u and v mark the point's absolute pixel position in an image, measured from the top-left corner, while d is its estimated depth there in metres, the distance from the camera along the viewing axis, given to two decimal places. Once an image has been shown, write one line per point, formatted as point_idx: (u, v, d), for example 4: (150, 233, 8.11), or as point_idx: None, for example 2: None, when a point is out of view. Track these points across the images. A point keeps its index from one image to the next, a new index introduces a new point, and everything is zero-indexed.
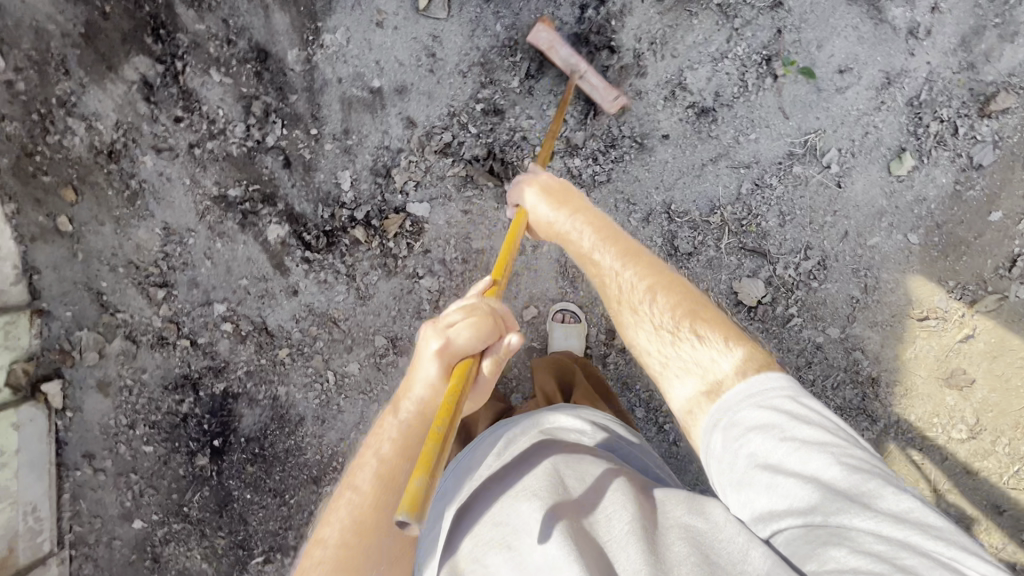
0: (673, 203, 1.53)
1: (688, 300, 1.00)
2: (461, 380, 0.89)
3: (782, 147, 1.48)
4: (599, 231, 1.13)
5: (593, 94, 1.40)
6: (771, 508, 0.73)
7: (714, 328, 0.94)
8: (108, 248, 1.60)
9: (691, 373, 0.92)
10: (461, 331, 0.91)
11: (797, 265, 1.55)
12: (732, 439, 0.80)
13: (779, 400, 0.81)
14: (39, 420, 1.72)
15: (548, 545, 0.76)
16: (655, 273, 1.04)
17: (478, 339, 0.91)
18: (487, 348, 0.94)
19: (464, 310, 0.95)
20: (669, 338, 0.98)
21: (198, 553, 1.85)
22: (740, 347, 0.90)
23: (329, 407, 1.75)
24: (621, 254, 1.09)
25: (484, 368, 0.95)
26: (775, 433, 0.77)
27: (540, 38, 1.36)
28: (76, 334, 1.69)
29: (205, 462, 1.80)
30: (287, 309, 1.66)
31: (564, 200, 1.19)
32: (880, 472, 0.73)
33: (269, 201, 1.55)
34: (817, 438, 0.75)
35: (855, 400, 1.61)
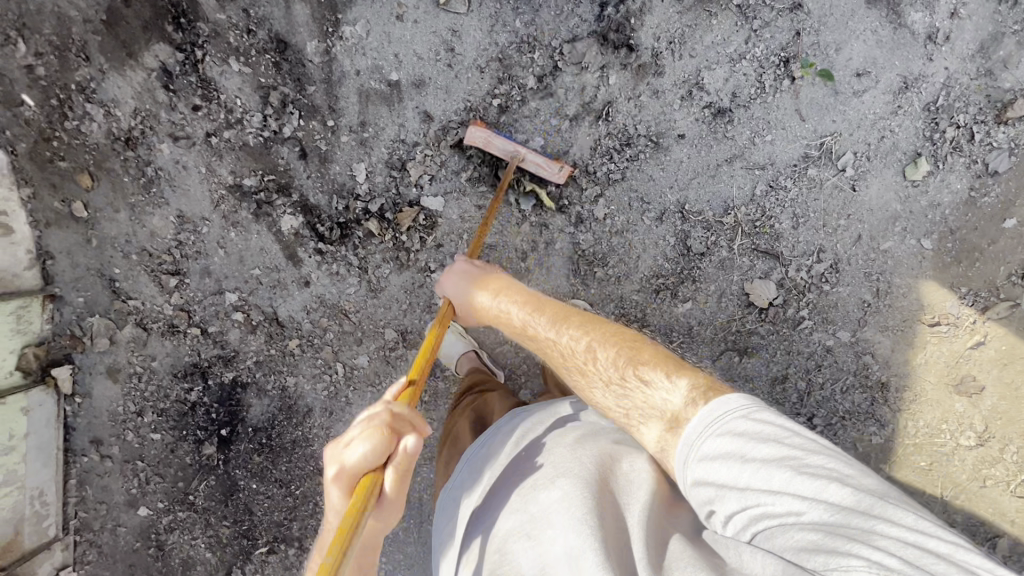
0: (686, 202, 1.54)
1: (627, 345, 1.01)
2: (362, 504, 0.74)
3: (797, 149, 1.48)
4: (526, 305, 1.19)
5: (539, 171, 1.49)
6: (747, 525, 0.69)
7: (655, 367, 0.93)
8: (122, 235, 1.61)
9: (650, 417, 0.88)
10: (354, 450, 0.75)
11: (810, 267, 1.55)
12: (698, 472, 0.75)
13: (732, 424, 0.75)
14: (48, 405, 1.73)
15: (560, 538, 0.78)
16: (589, 329, 1.07)
17: (375, 454, 0.75)
18: (387, 460, 0.77)
19: (361, 421, 0.79)
20: (619, 389, 0.95)
21: (203, 541, 1.86)
22: (684, 378, 0.89)
23: (338, 399, 1.75)
24: (552, 320, 1.13)
25: (390, 485, 0.78)
26: (735, 459, 0.71)
27: (476, 139, 1.46)
28: (87, 320, 1.70)
29: (211, 451, 1.81)
30: (299, 300, 1.67)
31: (490, 284, 1.27)
32: (841, 467, 0.68)
33: (284, 191, 1.56)
34: (777, 451, 0.70)
35: (863, 403, 1.61)
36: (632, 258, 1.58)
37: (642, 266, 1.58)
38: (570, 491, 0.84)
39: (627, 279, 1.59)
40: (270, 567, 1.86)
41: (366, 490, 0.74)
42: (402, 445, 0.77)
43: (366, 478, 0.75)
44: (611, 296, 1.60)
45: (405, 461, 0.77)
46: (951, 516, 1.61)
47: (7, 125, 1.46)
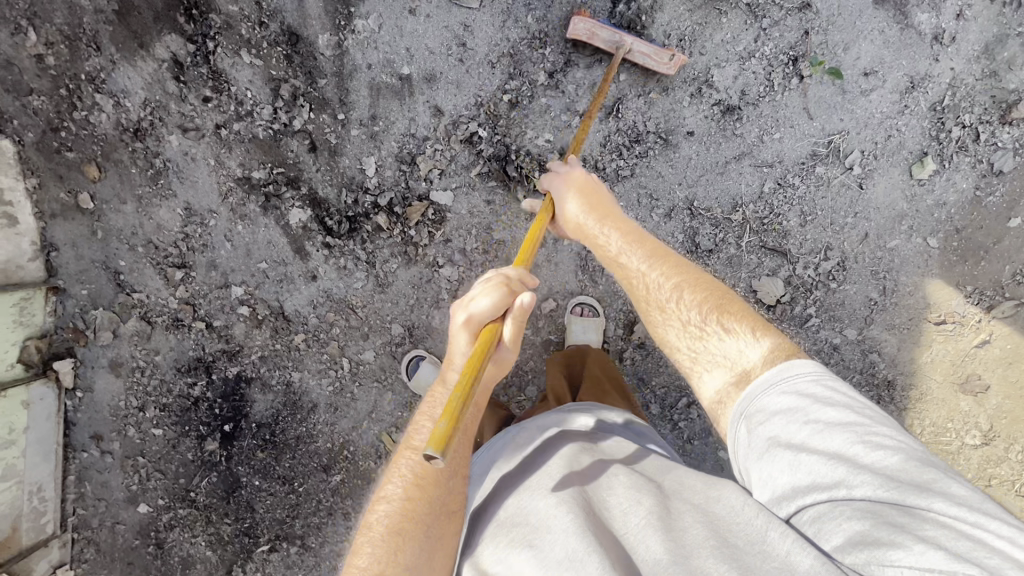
0: (695, 199, 1.54)
1: (716, 294, 0.98)
2: (487, 344, 0.85)
3: (805, 147, 1.49)
4: (625, 234, 1.16)
5: (649, 61, 1.37)
6: (792, 485, 0.69)
7: (742, 321, 0.91)
8: (128, 227, 1.60)
9: (720, 365, 0.89)
10: (481, 299, 0.87)
11: (817, 266, 1.56)
12: (754, 428, 0.77)
13: (804, 385, 0.76)
14: (49, 399, 1.70)
15: (564, 540, 0.75)
16: (682, 270, 1.04)
17: (495, 305, 0.87)
18: (504, 313, 0.88)
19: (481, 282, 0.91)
20: (695, 333, 0.95)
21: (203, 539, 1.84)
22: (769, 338, 0.87)
23: (343, 395, 1.74)
24: (646, 252, 1.11)
25: (507, 335, 0.89)
26: (798, 417, 0.73)
27: (580, 30, 1.35)
28: (91, 314, 1.69)
29: (214, 447, 1.79)
30: (306, 294, 1.66)
31: (596, 202, 1.24)
32: (908, 446, 0.67)
33: (293, 184, 1.55)
34: (843, 418, 0.70)
35: (870, 402, 1.62)
36: None
37: None
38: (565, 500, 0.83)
39: None
40: (271, 566, 1.84)
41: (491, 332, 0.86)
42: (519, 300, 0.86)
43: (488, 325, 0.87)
44: (619, 292, 1.63)
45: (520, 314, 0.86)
46: None
47: (15, 114, 1.45)
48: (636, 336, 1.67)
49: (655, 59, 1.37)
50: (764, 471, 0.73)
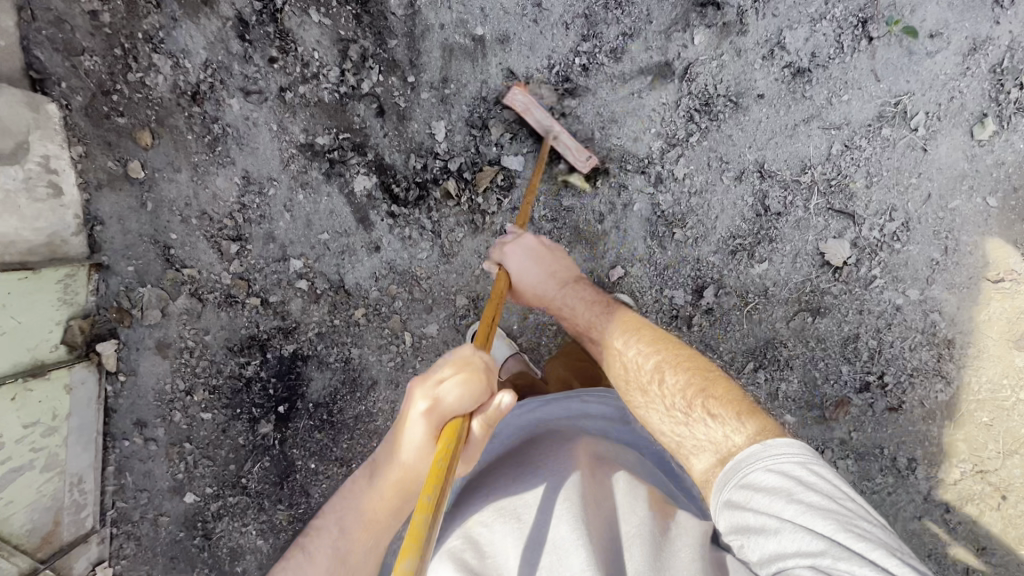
0: (765, 161, 1.56)
1: (697, 373, 1.03)
2: (452, 443, 0.80)
3: (872, 109, 1.52)
4: (592, 305, 1.23)
5: (567, 156, 1.53)
6: (772, 555, 0.73)
7: (725, 405, 0.95)
8: (181, 197, 1.54)
9: (705, 449, 0.92)
10: (449, 389, 0.80)
11: (882, 227, 1.58)
12: (738, 498, 0.80)
13: (790, 466, 0.79)
14: (89, 384, 1.59)
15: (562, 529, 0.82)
16: (660, 348, 1.09)
17: (468, 399, 0.81)
18: (477, 408, 0.84)
19: (453, 363, 0.83)
20: (681, 417, 0.98)
21: (254, 528, 1.78)
22: (753, 422, 0.90)
23: (404, 371, 1.69)
24: (626, 330, 1.15)
25: (475, 428, 0.86)
26: (783, 496, 0.76)
27: (517, 101, 1.49)
28: (137, 291, 1.59)
29: (268, 430, 1.72)
30: (367, 267, 1.61)
31: (551, 263, 1.29)
32: (889, 542, 0.70)
33: (359, 150, 1.52)
34: (826, 505, 0.73)
35: (930, 361, 1.65)
36: (710, 218, 1.59)
37: (719, 227, 1.60)
38: (572, 491, 0.87)
39: (704, 241, 1.61)
40: None
41: (455, 433, 0.81)
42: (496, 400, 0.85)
43: (457, 420, 0.82)
44: (687, 256, 1.62)
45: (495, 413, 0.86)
46: (1011, 469, 1.65)
47: (64, 76, 1.38)
48: (705, 302, 1.64)
49: (572, 154, 1.54)
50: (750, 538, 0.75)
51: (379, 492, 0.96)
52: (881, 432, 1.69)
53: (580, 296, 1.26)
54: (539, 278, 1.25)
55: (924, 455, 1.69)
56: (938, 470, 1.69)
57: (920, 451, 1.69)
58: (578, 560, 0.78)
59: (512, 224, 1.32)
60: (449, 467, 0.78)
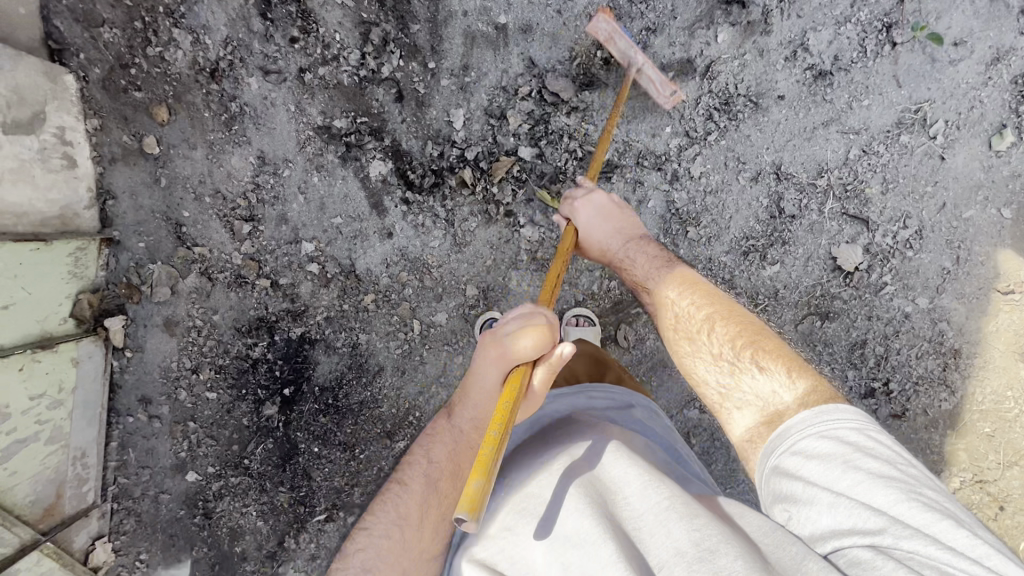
0: (782, 163, 1.55)
1: (748, 331, 1.06)
2: (516, 387, 0.91)
3: (891, 116, 1.52)
4: (651, 260, 1.28)
5: (651, 89, 1.46)
6: (829, 528, 0.72)
7: (776, 361, 0.99)
8: (196, 174, 1.53)
9: (750, 404, 0.97)
10: (518, 338, 0.92)
11: (895, 234, 1.58)
12: (791, 465, 0.82)
13: (845, 431, 0.80)
14: (96, 358, 1.60)
15: (581, 520, 0.79)
16: (713, 304, 1.14)
17: (534, 347, 0.90)
18: (540, 356, 0.93)
19: (520, 318, 0.95)
20: (728, 369, 1.04)
21: (254, 509, 1.77)
22: (802, 380, 0.94)
23: (411, 358, 1.69)
24: (682, 285, 1.20)
25: (536, 379, 0.94)
26: (838, 461, 0.76)
27: (601, 29, 1.38)
28: (147, 268, 1.59)
29: (272, 412, 1.72)
30: (379, 252, 1.61)
31: (614, 219, 1.34)
32: (954, 512, 0.70)
33: (376, 135, 1.52)
34: (885, 473, 0.74)
35: (936, 370, 1.66)
36: (725, 218, 1.59)
37: (733, 227, 1.59)
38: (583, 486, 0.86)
39: (717, 240, 1.60)
40: (327, 537, 1.80)
41: (521, 379, 0.91)
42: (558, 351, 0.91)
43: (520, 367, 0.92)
44: (700, 255, 1.61)
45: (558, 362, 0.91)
46: (1011, 480, 1.66)
47: (82, 47, 1.40)
48: None
49: (657, 87, 1.46)
50: (804, 507, 0.76)
51: (461, 431, 1.07)
52: None
53: (642, 252, 1.30)
54: (608, 234, 1.32)
55: (925, 462, 1.70)
56: (938, 478, 1.70)
57: (921, 459, 1.70)
58: (607, 551, 0.74)
59: (585, 175, 1.34)
60: (513, 407, 0.88)
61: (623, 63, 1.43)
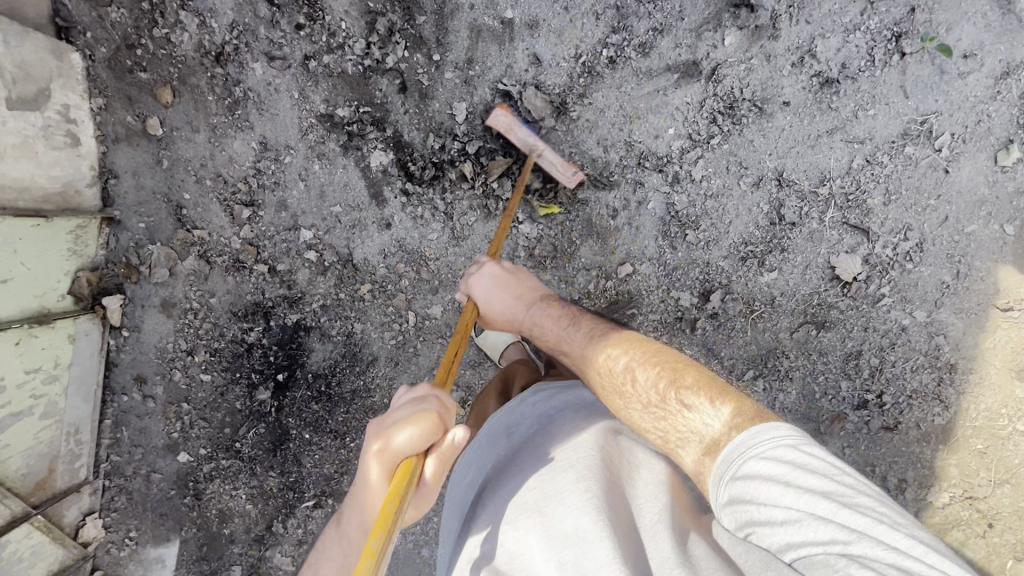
0: (785, 170, 1.55)
1: (668, 365, 1.07)
2: (402, 486, 0.78)
3: (897, 126, 1.51)
4: (559, 319, 1.29)
5: (552, 172, 1.49)
6: (783, 548, 0.72)
7: (698, 392, 0.99)
8: (197, 157, 1.54)
9: (689, 442, 0.93)
10: (400, 430, 0.80)
11: (896, 246, 1.57)
12: (739, 490, 0.80)
13: (783, 450, 0.80)
14: (93, 336, 1.61)
15: (582, 520, 0.82)
16: (629, 348, 1.14)
17: (422, 438, 0.79)
18: (430, 447, 0.82)
19: (409, 406, 0.84)
20: (659, 412, 1.00)
21: (244, 492, 1.79)
22: (725, 403, 0.94)
23: (405, 350, 1.69)
24: (593, 338, 1.20)
25: (428, 471, 0.83)
26: (779, 482, 0.76)
27: (500, 123, 1.46)
28: (147, 248, 1.60)
29: (265, 397, 1.73)
30: (377, 243, 1.61)
31: (517, 288, 1.33)
32: (890, 513, 0.72)
33: (378, 125, 1.52)
34: (825, 486, 0.74)
35: (930, 384, 1.65)
36: (724, 223, 1.58)
37: (732, 232, 1.59)
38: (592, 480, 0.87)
39: (715, 245, 1.60)
40: (315, 522, 1.82)
41: (407, 476, 0.79)
42: (450, 437, 0.84)
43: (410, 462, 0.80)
44: (697, 259, 1.61)
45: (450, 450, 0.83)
46: (1001, 498, 1.65)
47: (89, 26, 1.41)
48: (710, 305, 1.64)
49: (559, 170, 1.50)
50: (759, 529, 0.76)
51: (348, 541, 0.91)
52: (874, 450, 1.69)
53: (548, 313, 1.30)
54: (509, 304, 1.31)
55: (915, 476, 1.69)
56: (928, 492, 1.69)
57: (911, 472, 1.70)
58: (602, 552, 0.78)
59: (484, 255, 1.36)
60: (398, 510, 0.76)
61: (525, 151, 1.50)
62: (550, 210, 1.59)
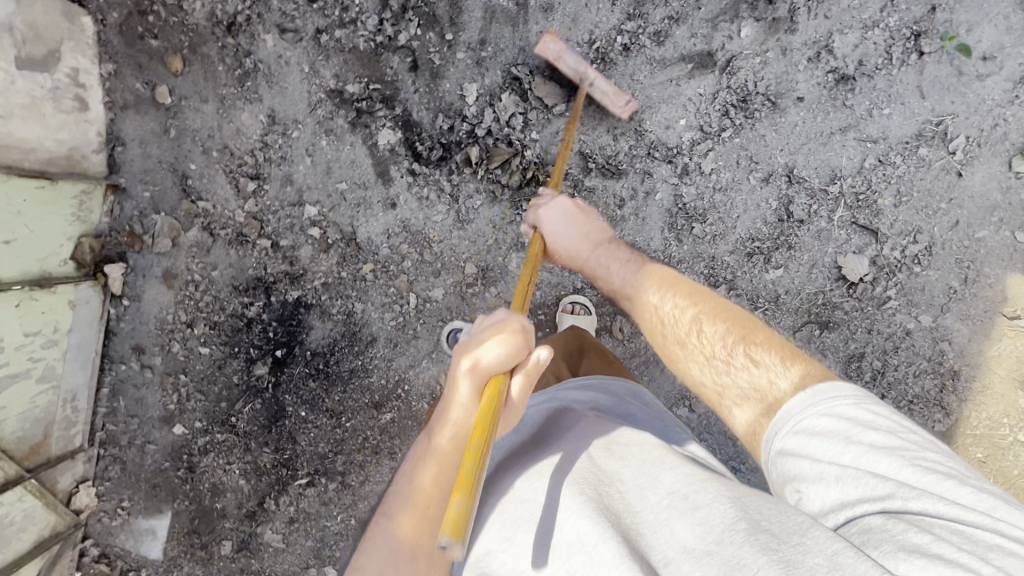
0: (795, 166, 1.53)
1: (738, 321, 1.01)
2: (494, 398, 0.80)
3: (912, 126, 1.49)
4: (625, 263, 1.26)
5: (605, 101, 1.44)
6: (836, 503, 0.68)
7: (768, 351, 0.93)
8: (205, 128, 1.53)
9: (749, 399, 0.89)
10: (489, 348, 0.82)
11: (905, 248, 1.56)
12: (793, 445, 0.77)
13: (843, 407, 0.77)
14: (93, 303, 1.63)
15: (578, 522, 0.72)
16: (694, 300, 1.08)
17: (508, 356, 0.81)
18: (516, 365, 0.83)
19: (492, 325, 0.85)
20: (720, 364, 0.97)
21: (237, 467, 1.79)
22: (797, 366, 0.88)
23: (404, 332, 1.69)
24: (659, 283, 1.15)
25: (515, 389, 0.84)
26: (841, 438, 0.73)
27: (548, 49, 1.40)
28: (150, 218, 1.60)
29: (263, 372, 1.72)
30: (381, 222, 1.60)
31: (584, 226, 1.32)
32: (956, 469, 0.68)
33: (388, 103, 1.51)
34: (886, 441, 0.71)
35: (933, 391, 1.63)
36: (732, 217, 1.56)
37: (739, 227, 1.57)
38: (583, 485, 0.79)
39: (722, 239, 1.58)
40: (306, 502, 1.80)
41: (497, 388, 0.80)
42: (534, 357, 0.83)
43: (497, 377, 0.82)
44: (704, 253, 1.59)
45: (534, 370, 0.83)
46: None
47: None
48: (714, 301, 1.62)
49: (611, 99, 1.45)
50: (813, 487, 0.71)
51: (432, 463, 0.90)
52: None
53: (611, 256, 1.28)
54: (576, 240, 1.30)
55: None
56: None
57: None
58: (611, 552, 0.68)
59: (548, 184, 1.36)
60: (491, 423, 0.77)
61: (575, 80, 1.44)
62: None
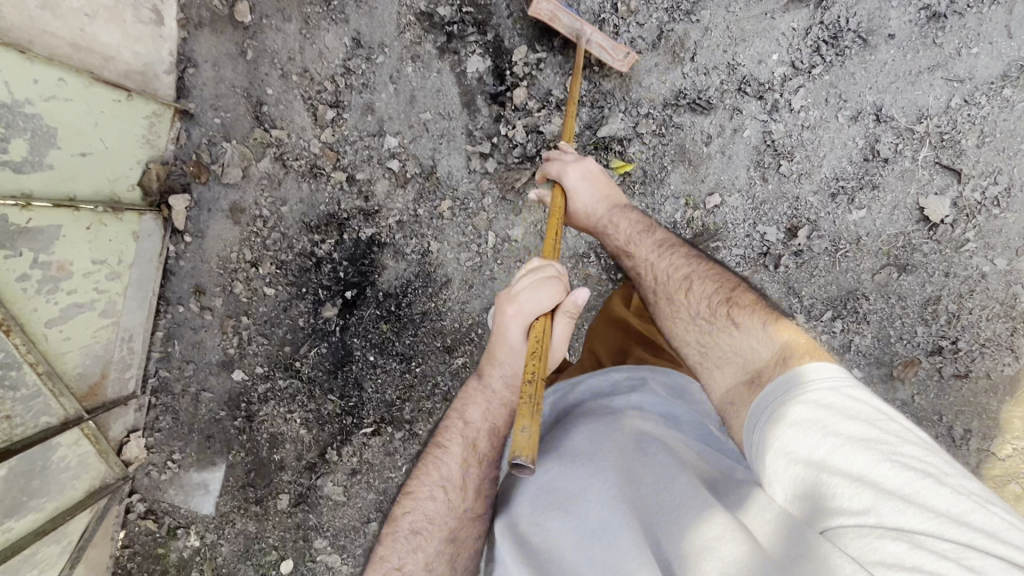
0: (883, 105, 1.53)
1: (726, 284, 1.02)
2: (540, 342, 0.86)
3: (998, 67, 1.49)
4: (635, 221, 1.18)
5: (604, 55, 1.44)
6: (817, 509, 0.65)
7: (751, 316, 0.93)
8: (286, 50, 1.51)
9: (733, 367, 0.90)
10: (533, 295, 0.88)
11: (985, 189, 1.54)
12: (772, 442, 0.74)
13: (823, 392, 0.73)
14: (154, 239, 1.55)
15: (603, 509, 0.71)
16: (695, 265, 1.07)
17: (548, 296, 0.88)
18: (556, 305, 0.90)
19: (527, 275, 0.91)
20: (705, 325, 0.98)
21: (299, 416, 1.70)
22: (781, 330, 0.88)
23: (480, 273, 1.62)
24: (659, 243, 1.13)
25: (557, 331, 0.91)
26: (817, 431, 0.70)
27: (542, 9, 1.39)
28: (220, 147, 1.54)
29: (331, 314, 1.65)
30: (463, 155, 1.56)
31: (605, 187, 1.20)
32: (935, 465, 0.65)
33: (479, 28, 1.50)
34: (865, 435, 0.68)
35: (1004, 334, 1.58)
36: (818, 155, 1.56)
37: (825, 166, 1.57)
38: (619, 477, 0.75)
39: (807, 178, 1.58)
40: (370, 453, 1.70)
41: (540, 331, 0.87)
42: (569, 296, 0.90)
43: (540, 320, 0.88)
44: (786, 193, 1.59)
45: (573, 308, 0.89)
46: None
47: None
48: (796, 242, 1.61)
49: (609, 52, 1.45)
50: (790, 489, 0.69)
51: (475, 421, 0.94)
52: (942, 397, 1.63)
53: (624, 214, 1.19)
54: (593, 200, 1.18)
55: (978, 426, 1.62)
56: (990, 443, 1.62)
57: (976, 423, 1.62)
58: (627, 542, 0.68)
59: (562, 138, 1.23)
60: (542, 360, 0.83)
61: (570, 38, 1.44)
62: (622, 167, 1.58)
